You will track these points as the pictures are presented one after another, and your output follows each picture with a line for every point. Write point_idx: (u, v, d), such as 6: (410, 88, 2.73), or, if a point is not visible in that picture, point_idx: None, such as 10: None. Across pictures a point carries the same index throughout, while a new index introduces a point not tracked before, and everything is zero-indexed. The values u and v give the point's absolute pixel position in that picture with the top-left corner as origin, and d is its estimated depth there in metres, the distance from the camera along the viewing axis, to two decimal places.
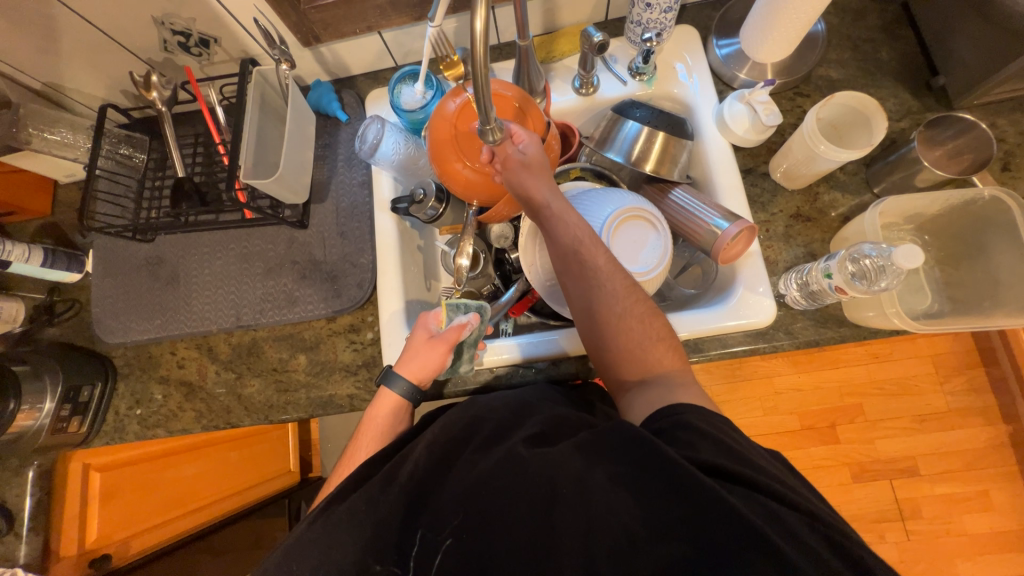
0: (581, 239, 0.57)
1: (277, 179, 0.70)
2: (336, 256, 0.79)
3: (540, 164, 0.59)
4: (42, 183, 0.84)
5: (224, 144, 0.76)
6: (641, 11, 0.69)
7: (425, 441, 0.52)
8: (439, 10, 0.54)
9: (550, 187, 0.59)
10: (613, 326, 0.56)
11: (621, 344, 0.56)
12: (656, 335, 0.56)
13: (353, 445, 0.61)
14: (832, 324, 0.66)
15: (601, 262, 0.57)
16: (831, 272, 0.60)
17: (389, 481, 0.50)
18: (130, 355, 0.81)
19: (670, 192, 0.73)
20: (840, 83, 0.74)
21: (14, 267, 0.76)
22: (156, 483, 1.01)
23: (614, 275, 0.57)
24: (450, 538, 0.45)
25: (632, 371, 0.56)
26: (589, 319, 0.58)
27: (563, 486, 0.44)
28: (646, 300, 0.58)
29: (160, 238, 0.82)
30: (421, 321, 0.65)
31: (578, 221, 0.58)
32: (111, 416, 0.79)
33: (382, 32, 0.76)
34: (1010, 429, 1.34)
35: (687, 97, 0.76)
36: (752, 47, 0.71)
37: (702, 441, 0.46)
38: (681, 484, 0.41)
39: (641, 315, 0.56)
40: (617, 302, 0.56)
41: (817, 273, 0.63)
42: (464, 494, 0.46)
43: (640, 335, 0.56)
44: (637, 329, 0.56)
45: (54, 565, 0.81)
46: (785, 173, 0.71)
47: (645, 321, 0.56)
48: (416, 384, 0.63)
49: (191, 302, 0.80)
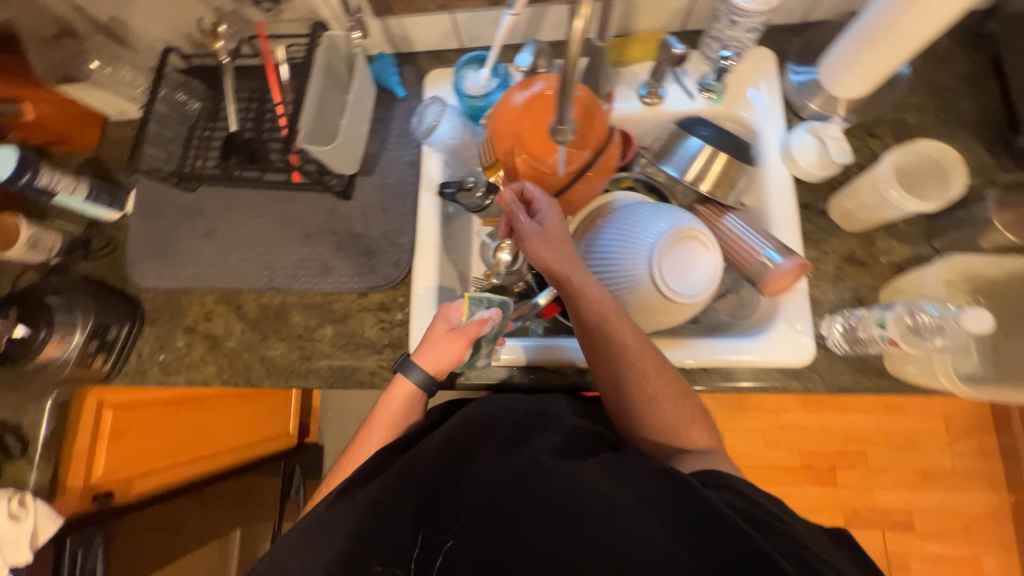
0: (606, 315, 0.56)
1: (333, 149, 0.68)
2: (374, 232, 0.78)
3: (561, 237, 0.59)
4: (92, 117, 0.87)
5: (284, 105, 0.73)
6: (723, 27, 0.68)
7: (441, 436, 0.55)
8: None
9: (572, 260, 0.58)
10: (645, 407, 0.57)
11: (656, 427, 0.57)
12: (690, 417, 0.57)
13: (365, 430, 0.63)
14: (869, 373, 0.64)
15: (629, 342, 0.57)
16: (885, 323, 0.58)
17: (406, 470, 0.52)
18: (159, 301, 0.81)
19: (723, 216, 0.71)
20: (914, 128, 0.72)
21: (58, 197, 0.76)
22: (161, 428, 1.03)
23: (642, 352, 0.57)
24: (451, 539, 0.47)
25: (656, 445, 0.57)
26: (617, 398, 0.58)
27: (576, 498, 0.45)
28: (675, 379, 0.59)
29: (202, 189, 0.83)
30: (441, 313, 0.64)
31: (602, 294, 0.57)
32: (133, 359, 0.79)
33: (455, 12, 0.75)
34: (1012, 498, 1.32)
35: (755, 121, 0.74)
36: (832, 80, 0.69)
37: (729, 491, 0.46)
38: (685, 511, 0.42)
39: (672, 395, 0.57)
40: (649, 383, 0.57)
41: (867, 321, 0.61)
42: (480, 500, 0.48)
43: (675, 417, 0.57)
44: (677, 417, 0.57)
45: (61, 494, 0.83)
46: (844, 213, 0.68)
47: (677, 401, 0.57)
48: (432, 374, 0.63)
49: (226, 256, 0.80)
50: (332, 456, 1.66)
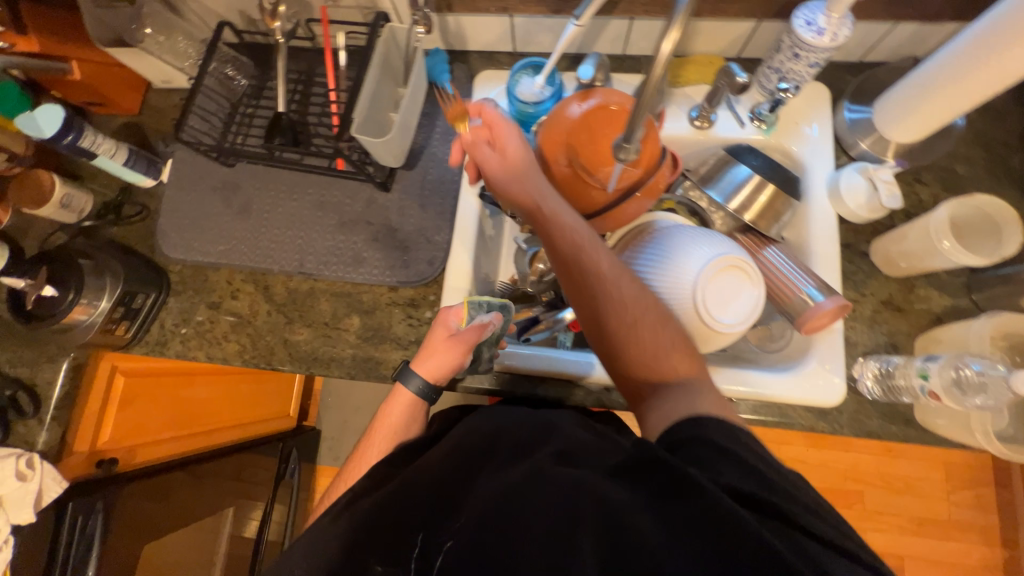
0: (578, 242, 0.56)
1: (384, 141, 0.67)
2: (410, 227, 0.77)
3: (527, 163, 0.60)
4: (136, 82, 0.86)
5: (337, 92, 0.72)
6: (784, 59, 0.67)
7: (439, 452, 0.51)
8: (587, 10, 0.60)
9: (542, 190, 0.59)
10: (624, 336, 0.55)
11: (638, 359, 0.54)
12: (671, 344, 0.55)
13: (365, 444, 0.63)
14: (898, 421, 0.64)
15: (604, 269, 0.56)
16: (928, 374, 0.57)
17: (411, 484, 0.48)
18: (187, 274, 0.80)
19: (766, 248, 0.71)
20: (963, 179, 0.72)
21: (98, 160, 0.75)
22: (169, 400, 1.03)
23: (618, 279, 0.56)
24: (450, 540, 0.44)
25: (643, 377, 0.55)
26: (596, 330, 0.56)
27: (592, 511, 0.41)
28: (655, 306, 0.57)
29: (240, 165, 0.82)
30: (441, 317, 0.66)
31: (573, 222, 0.57)
32: (155, 329, 0.78)
33: (515, 16, 0.75)
34: (1006, 554, 1.32)
35: (805, 155, 0.74)
36: (885, 122, 0.69)
37: (726, 465, 0.44)
38: (717, 522, 0.39)
39: (652, 324, 0.55)
40: (627, 312, 0.55)
41: (906, 369, 0.60)
42: (485, 517, 0.43)
43: (656, 346, 0.54)
44: (658, 349, 0.55)
45: (67, 458, 0.82)
46: (887, 257, 0.67)
47: (657, 330, 0.55)
48: (430, 380, 0.64)
49: (258, 235, 0.80)
50: (328, 442, 1.65)
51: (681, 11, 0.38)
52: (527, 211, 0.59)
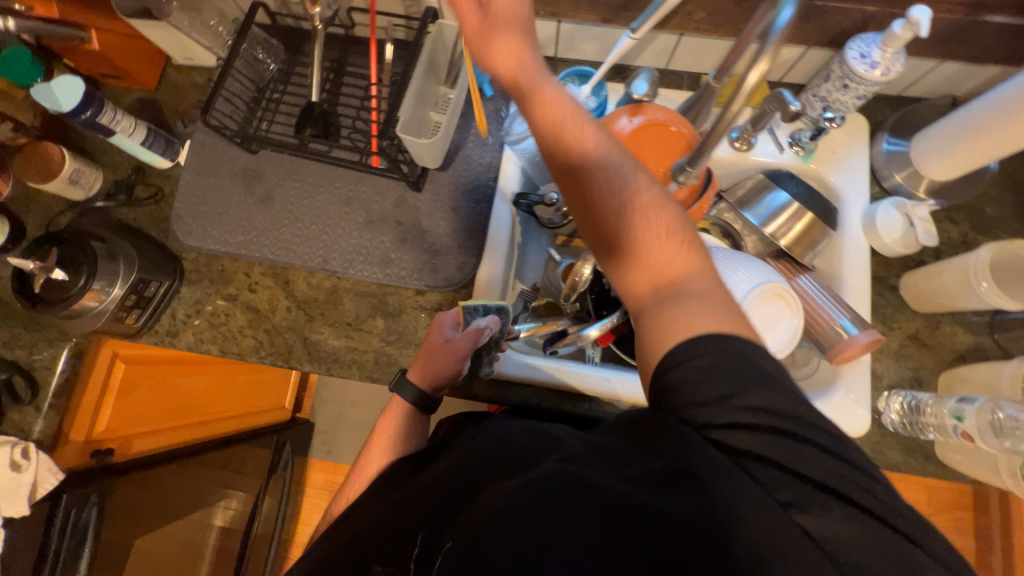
0: (563, 123, 0.51)
1: (430, 144, 0.66)
2: (441, 229, 0.76)
3: (514, 20, 0.51)
4: (155, 56, 0.81)
5: (379, 87, 0.70)
6: (832, 89, 0.68)
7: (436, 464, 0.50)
8: (643, 24, 0.60)
9: (528, 58, 0.51)
10: (616, 226, 0.50)
11: (632, 250, 0.50)
12: (667, 233, 0.50)
13: (366, 455, 0.64)
14: (918, 455, 0.65)
15: (592, 152, 0.51)
16: (963, 415, 0.58)
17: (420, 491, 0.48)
18: (201, 263, 0.77)
19: (798, 277, 0.71)
20: (992, 220, 0.73)
21: (115, 138, 0.72)
22: (168, 388, 0.99)
23: (609, 164, 0.51)
24: (450, 541, 0.41)
25: (637, 270, 0.51)
26: (587, 219, 0.52)
27: (597, 503, 0.39)
28: (652, 191, 0.52)
29: (263, 153, 0.79)
30: (438, 322, 0.67)
31: (560, 97, 0.51)
32: (166, 318, 0.75)
33: (563, 22, 0.73)
34: None
35: (841, 186, 0.74)
36: (922, 159, 0.70)
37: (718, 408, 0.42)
38: (729, 505, 0.38)
39: (647, 212, 0.51)
40: (618, 198, 0.51)
41: (937, 407, 0.61)
42: (488, 520, 0.39)
43: (650, 235, 0.50)
44: (654, 243, 0.50)
45: (61, 447, 0.78)
46: (916, 293, 0.68)
47: (653, 219, 0.50)
48: (425, 387, 0.64)
49: (281, 227, 0.77)
50: (321, 435, 1.62)
51: (767, 52, 0.42)
52: (511, 90, 0.53)
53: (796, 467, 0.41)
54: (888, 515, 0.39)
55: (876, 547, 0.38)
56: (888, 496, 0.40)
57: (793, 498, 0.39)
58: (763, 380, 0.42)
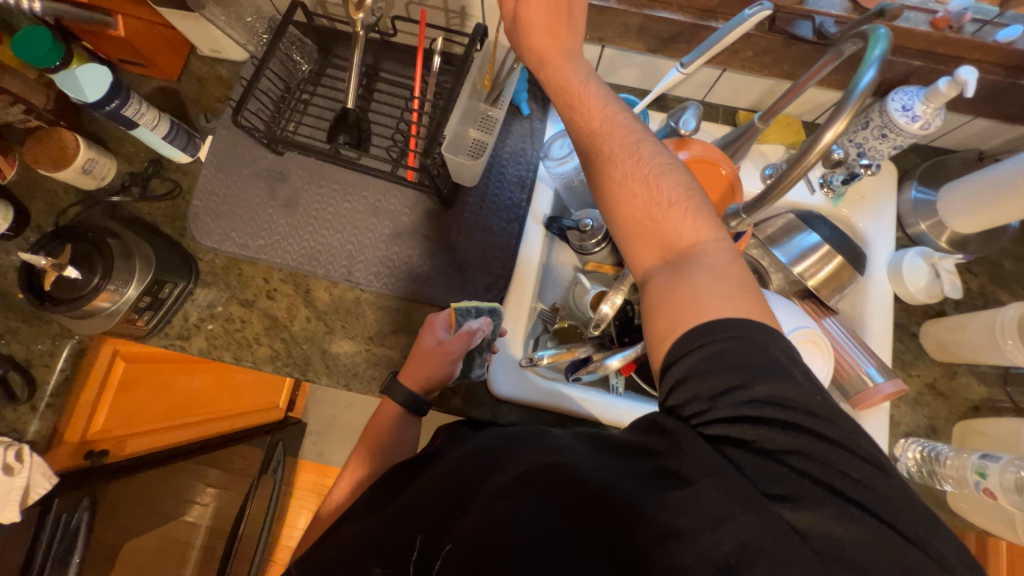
0: (567, 95, 0.53)
1: (472, 164, 0.68)
2: (470, 248, 0.74)
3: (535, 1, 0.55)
4: (179, 46, 0.78)
5: (420, 101, 0.69)
6: (870, 136, 0.68)
7: (437, 466, 0.48)
8: (694, 61, 0.58)
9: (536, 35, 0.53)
10: (613, 194, 0.50)
11: (630, 220, 0.49)
12: (670, 203, 0.48)
13: (359, 444, 0.64)
14: (931, 502, 0.66)
15: (593, 122, 0.52)
16: (986, 472, 0.59)
17: (415, 502, 0.46)
18: (218, 265, 0.74)
19: (824, 319, 0.72)
20: (1010, 275, 0.75)
21: (138, 131, 0.68)
22: (165, 386, 0.95)
23: (608, 133, 0.52)
24: (450, 543, 0.42)
25: (637, 242, 0.49)
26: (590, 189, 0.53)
27: (591, 501, 0.40)
28: (659, 161, 0.50)
29: (289, 155, 0.76)
30: (429, 323, 0.65)
31: (563, 69, 0.53)
32: (178, 321, 0.72)
33: (607, 47, 0.72)
34: None
35: (867, 230, 0.75)
36: (950, 213, 0.71)
37: (718, 398, 0.41)
38: (717, 505, 0.37)
39: (648, 181, 0.49)
40: (617, 165, 0.50)
41: (961, 462, 0.61)
42: (489, 522, 0.40)
43: (649, 204, 0.48)
44: (655, 213, 0.48)
45: (54, 448, 0.74)
46: (939, 343, 0.70)
47: (654, 187, 0.48)
48: (418, 391, 0.62)
49: (304, 234, 0.74)
50: (313, 436, 1.59)
51: (852, 105, 0.43)
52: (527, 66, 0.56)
53: (795, 462, 0.39)
54: (889, 514, 0.37)
55: (877, 549, 0.36)
56: (891, 490, 0.38)
57: (790, 491, 0.38)
58: (771, 371, 0.40)
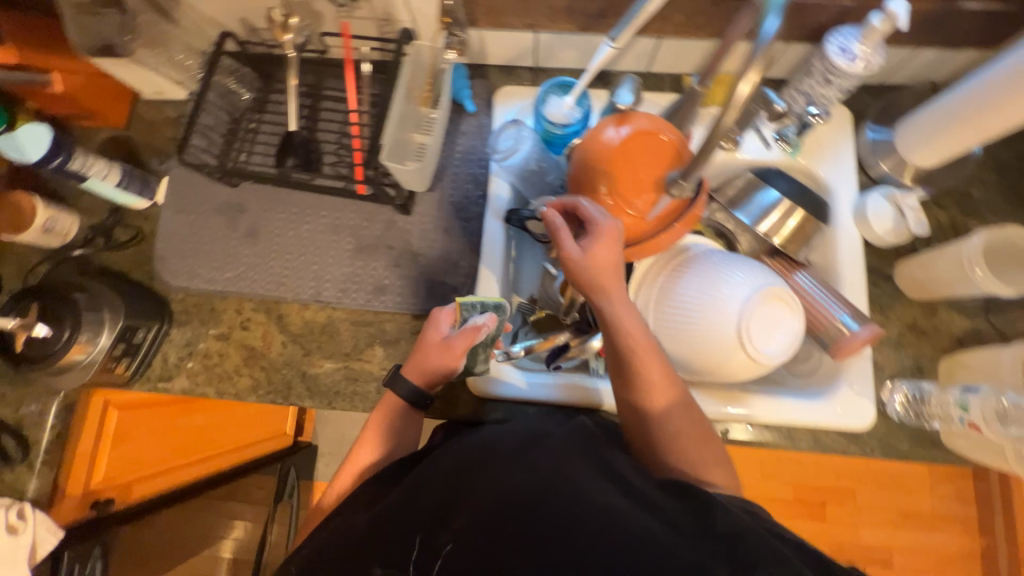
0: (635, 347, 0.55)
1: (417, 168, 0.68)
2: (435, 252, 0.75)
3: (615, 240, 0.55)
4: (123, 93, 0.79)
5: (360, 113, 0.69)
6: (814, 84, 0.67)
7: (434, 463, 0.49)
8: (622, 33, 0.57)
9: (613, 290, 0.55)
10: (663, 438, 0.54)
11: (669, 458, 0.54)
12: (711, 459, 0.54)
13: (358, 449, 0.61)
14: (924, 443, 0.66)
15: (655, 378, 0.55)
16: (968, 406, 0.59)
17: (405, 505, 0.45)
18: (189, 303, 0.75)
19: (796, 273, 0.71)
20: (979, 203, 0.74)
21: (89, 183, 0.70)
22: (165, 429, 0.96)
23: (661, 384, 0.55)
24: (450, 543, 0.42)
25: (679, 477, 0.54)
26: (636, 420, 0.56)
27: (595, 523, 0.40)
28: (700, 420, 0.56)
29: (244, 185, 0.76)
30: (434, 318, 0.62)
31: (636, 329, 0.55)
32: (158, 362, 0.73)
33: (540, 32, 0.72)
34: (983, 543, 1.33)
35: (830, 179, 0.74)
36: (910, 146, 0.69)
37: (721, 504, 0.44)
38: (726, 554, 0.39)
39: (695, 434, 0.55)
40: (671, 421, 0.55)
41: (942, 399, 0.62)
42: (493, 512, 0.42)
43: (696, 459, 0.54)
44: (694, 457, 0.54)
45: (59, 502, 0.77)
46: (914, 283, 0.69)
47: (701, 443, 0.55)
48: (422, 387, 0.61)
49: (269, 261, 0.75)
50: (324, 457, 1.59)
51: (759, 56, 0.41)
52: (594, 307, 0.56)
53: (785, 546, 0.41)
54: None
55: None
56: None
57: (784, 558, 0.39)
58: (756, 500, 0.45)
